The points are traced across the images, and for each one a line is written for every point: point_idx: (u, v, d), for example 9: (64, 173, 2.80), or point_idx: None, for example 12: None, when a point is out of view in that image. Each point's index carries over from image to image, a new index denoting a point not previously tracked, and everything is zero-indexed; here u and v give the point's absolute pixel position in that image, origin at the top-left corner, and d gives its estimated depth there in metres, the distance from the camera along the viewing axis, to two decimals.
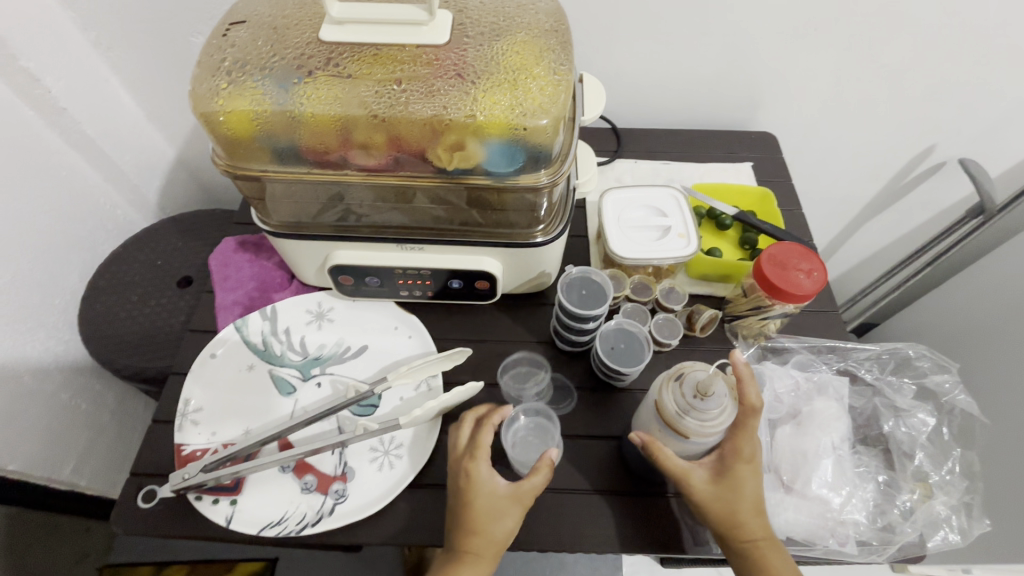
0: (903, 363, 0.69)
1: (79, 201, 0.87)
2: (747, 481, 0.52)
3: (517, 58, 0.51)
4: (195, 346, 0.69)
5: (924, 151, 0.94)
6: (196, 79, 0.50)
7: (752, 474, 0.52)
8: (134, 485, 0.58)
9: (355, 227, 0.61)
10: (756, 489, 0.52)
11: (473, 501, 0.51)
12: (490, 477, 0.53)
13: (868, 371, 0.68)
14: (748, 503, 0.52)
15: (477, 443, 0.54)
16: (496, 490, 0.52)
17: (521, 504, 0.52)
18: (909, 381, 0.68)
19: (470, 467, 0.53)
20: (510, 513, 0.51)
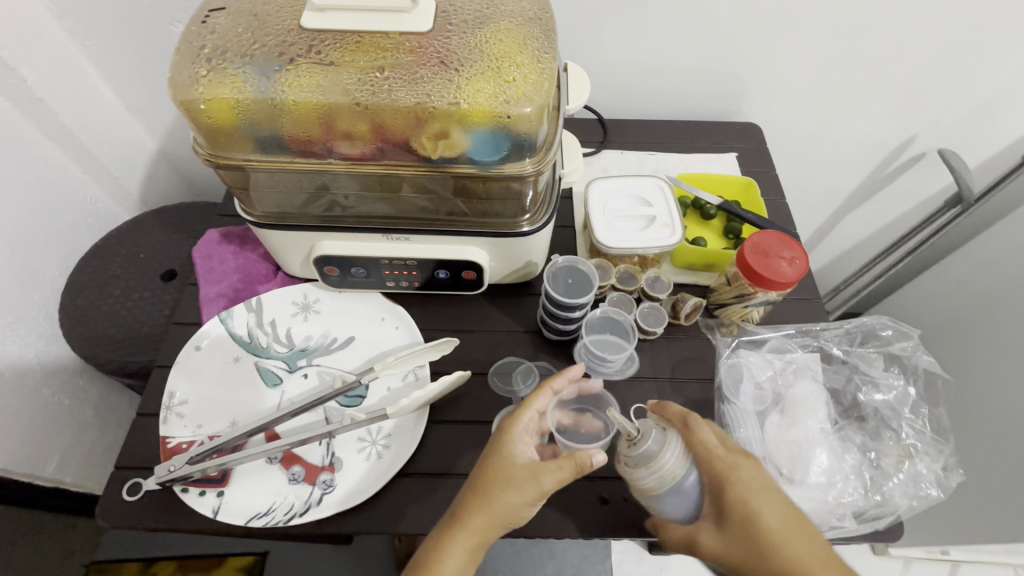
0: (868, 334, 0.70)
1: (57, 194, 0.85)
2: (771, 532, 0.47)
3: (500, 46, 0.51)
4: (179, 339, 0.68)
5: (905, 142, 0.95)
6: (175, 66, 0.49)
7: (773, 523, 0.48)
8: (118, 479, 0.58)
9: (340, 217, 0.60)
10: (777, 515, 0.48)
11: (493, 464, 0.51)
12: (521, 446, 0.52)
13: (839, 348, 0.69)
14: (772, 533, 0.47)
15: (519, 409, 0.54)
16: (518, 462, 0.51)
17: (535, 485, 0.49)
18: (875, 352, 0.69)
19: (503, 432, 0.53)
20: (523, 487, 0.49)
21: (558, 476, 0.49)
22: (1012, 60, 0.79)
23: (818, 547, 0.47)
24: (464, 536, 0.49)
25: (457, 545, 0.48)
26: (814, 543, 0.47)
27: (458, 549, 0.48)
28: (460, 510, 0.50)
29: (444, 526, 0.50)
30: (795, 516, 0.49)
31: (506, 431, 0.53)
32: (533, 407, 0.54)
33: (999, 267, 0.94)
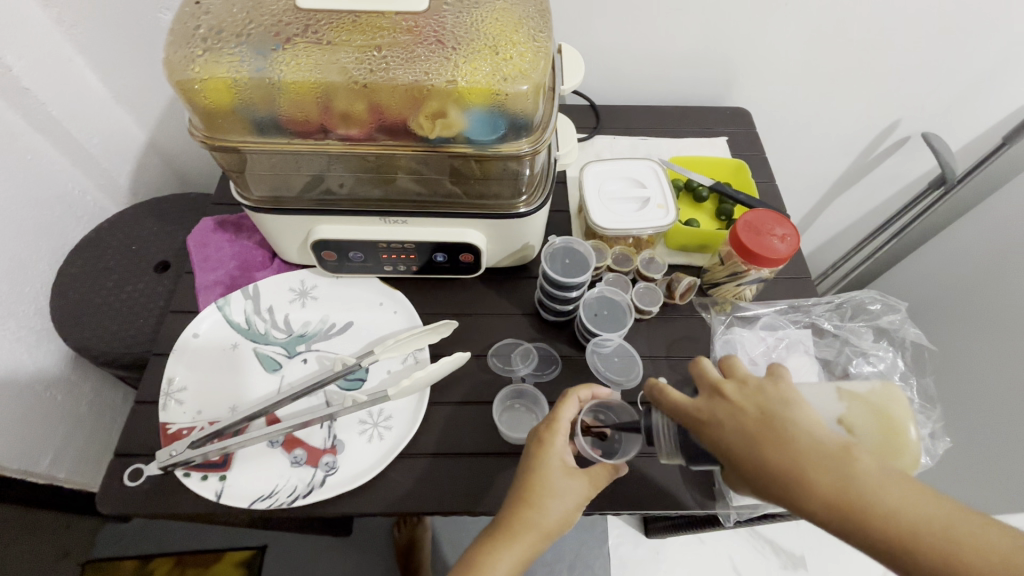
0: (857, 309, 0.72)
1: (46, 186, 0.84)
2: (742, 454, 0.41)
3: (496, 26, 0.51)
4: (176, 327, 0.68)
5: (891, 126, 0.97)
6: (169, 47, 0.49)
7: (739, 448, 0.41)
8: (119, 466, 0.57)
9: (337, 200, 0.61)
10: (734, 431, 0.41)
11: (541, 474, 0.52)
12: (564, 456, 0.53)
13: (829, 321, 0.70)
14: (739, 451, 0.41)
15: (556, 419, 0.54)
16: (565, 470, 0.52)
17: (584, 492, 0.52)
18: (864, 325, 0.70)
19: (546, 439, 0.53)
20: (575, 495, 0.51)
21: (601, 483, 0.53)
22: (993, 42, 0.81)
23: (802, 444, 0.39)
24: (516, 545, 0.50)
25: (515, 555, 0.50)
26: (798, 442, 0.39)
27: (515, 559, 0.50)
28: (511, 522, 0.50)
29: (492, 534, 0.51)
30: (768, 423, 0.41)
31: (548, 439, 0.53)
32: (564, 418, 0.54)
33: (982, 247, 0.97)
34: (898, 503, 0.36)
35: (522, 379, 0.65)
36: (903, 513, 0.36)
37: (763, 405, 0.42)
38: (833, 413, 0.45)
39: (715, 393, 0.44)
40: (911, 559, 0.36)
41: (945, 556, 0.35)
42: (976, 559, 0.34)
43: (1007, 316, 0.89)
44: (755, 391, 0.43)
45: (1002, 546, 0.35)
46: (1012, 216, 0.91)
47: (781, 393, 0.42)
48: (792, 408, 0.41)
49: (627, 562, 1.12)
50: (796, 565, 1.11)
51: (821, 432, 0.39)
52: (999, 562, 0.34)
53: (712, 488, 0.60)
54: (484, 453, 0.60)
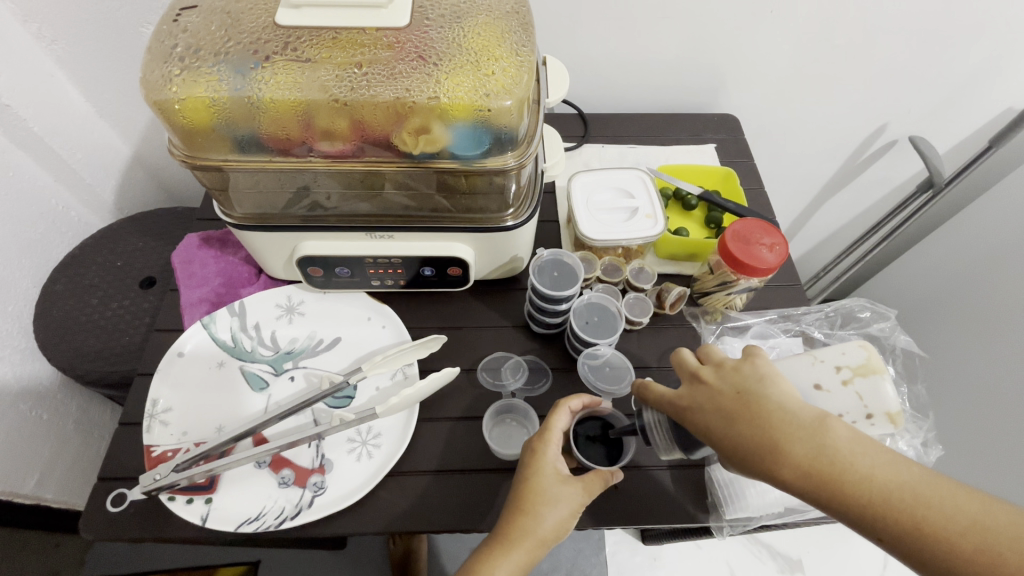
0: (847, 317, 0.72)
1: (28, 202, 0.83)
2: (723, 432, 0.42)
3: (479, 40, 0.51)
4: (161, 346, 0.67)
5: (878, 130, 0.97)
6: (147, 66, 0.48)
7: (720, 428, 0.42)
8: (102, 490, 0.56)
9: (322, 217, 0.60)
10: (715, 414, 0.43)
11: (535, 481, 0.52)
12: (558, 463, 0.53)
13: (819, 330, 0.70)
14: (719, 430, 0.42)
15: (548, 427, 0.54)
16: (559, 477, 0.52)
17: (579, 499, 0.51)
18: (854, 333, 0.70)
19: (538, 448, 0.53)
20: (571, 502, 0.51)
21: (596, 490, 0.52)
22: (977, 47, 0.82)
23: (777, 419, 0.40)
24: (515, 554, 0.49)
25: (514, 564, 0.49)
26: (774, 417, 0.41)
27: (514, 568, 0.49)
28: (508, 531, 0.50)
29: (490, 543, 0.50)
30: (745, 401, 0.42)
31: (541, 447, 0.54)
32: (555, 426, 0.54)
33: (969, 249, 0.97)
34: (867, 468, 0.38)
35: (513, 394, 0.64)
36: (873, 478, 0.38)
37: (740, 384, 0.43)
38: (812, 379, 0.48)
39: (696, 379, 0.46)
40: (881, 521, 0.37)
41: (912, 517, 0.37)
42: (939, 517, 0.36)
43: (997, 319, 0.89)
44: (732, 371, 0.44)
45: (961, 503, 0.37)
46: (1000, 219, 0.92)
47: (756, 371, 0.44)
48: (768, 385, 0.42)
49: (623, 569, 1.11)
50: (793, 569, 1.11)
51: (796, 406, 0.41)
52: (960, 520, 0.36)
53: (706, 500, 0.59)
54: (475, 469, 0.59)
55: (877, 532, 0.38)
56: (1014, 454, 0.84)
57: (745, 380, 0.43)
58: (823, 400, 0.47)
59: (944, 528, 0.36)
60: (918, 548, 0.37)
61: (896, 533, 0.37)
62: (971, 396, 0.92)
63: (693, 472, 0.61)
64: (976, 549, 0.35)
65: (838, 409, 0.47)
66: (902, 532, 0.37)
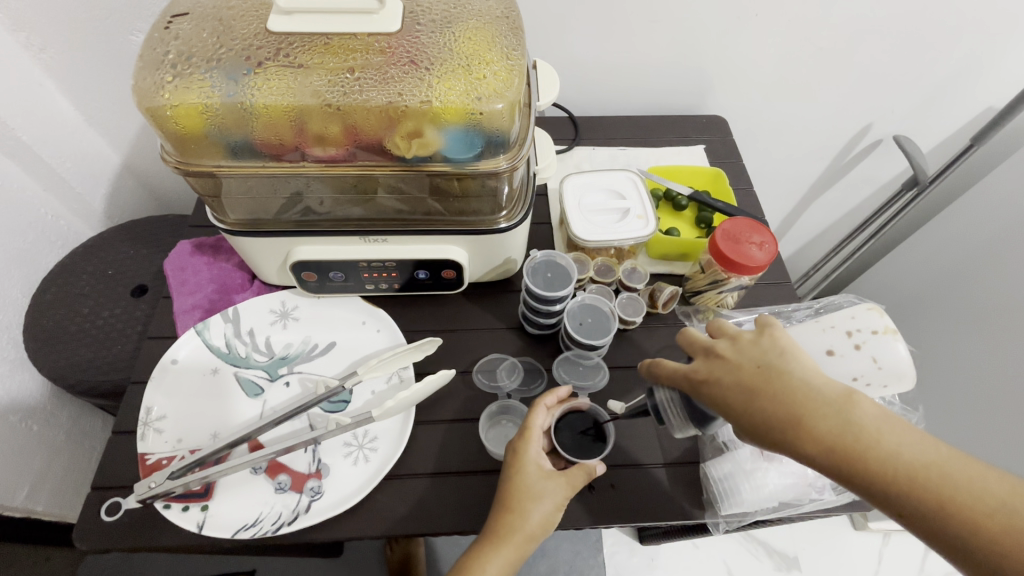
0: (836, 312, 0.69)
1: (16, 213, 0.82)
2: (744, 407, 0.43)
3: (469, 45, 0.52)
4: (154, 354, 0.66)
5: (862, 130, 0.99)
6: (138, 73, 0.49)
7: (742, 402, 0.44)
8: (96, 500, 0.56)
9: (317, 221, 0.60)
10: (735, 387, 0.44)
11: (520, 480, 0.52)
12: (540, 460, 0.53)
13: None
14: (735, 399, 0.44)
15: (528, 426, 0.55)
16: (543, 474, 0.53)
17: (564, 493, 0.52)
18: None
19: (520, 448, 0.54)
20: (555, 497, 0.52)
21: (578, 483, 0.53)
22: (957, 46, 0.83)
23: (801, 394, 0.42)
24: (505, 551, 0.50)
25: (503, 561, 0.50)
26: (798, 392, 0.42)
27: (504, 565, 0.50)
28: (497, 530, 0.51)
29: (481, 541, 0.51)
30: (766, 375, 0.44)
31: (523, 446, 0.54)
32: (536, 425, 0.55)
33: (955, 245, 0.99)
34: (892, 444, 0.40)
35: (508, 395, 0.64)
36: (896, 454, 0.40)
37: (760, 358, 0.45)
38: (824, 346, 0.52)
39: (712, 354, 0.47)
40: (906, 498, 0.39)
41: (937, 495, 0.39)
42: (963, 496, 0.38)
43: (984, 313, 0.91)
44: (751, 345, 0.46)
45: (985, 483, 0.39)
46: (984, 215, 0.93)
47: (776, 345, 0.45)
48: (788, 359, 0.44)
49: (622, 570, 1.11)
50: (789, 565, 1.11)
51: (820, 381, 0.43)
52: (987, 501, 0.38)
53: (701, 497, 0.60)
54: (472, 471, 0.59)
55: (896, 509, 0.40)
56: (1001, 445, 0.85)
57: (764, 354, 0.45)
58: (835, 364, 0.51)
59: (969, 507, 0.38)
60: (941, 524, 0.39)
61: (916, 509, 0.39)
62: (962, 391, 0.94)
63: (689, 468, 0.61)
64: (998, 527, 0.37)
65: (851, 371, 0.51)
66: (924, 508, 0.39)
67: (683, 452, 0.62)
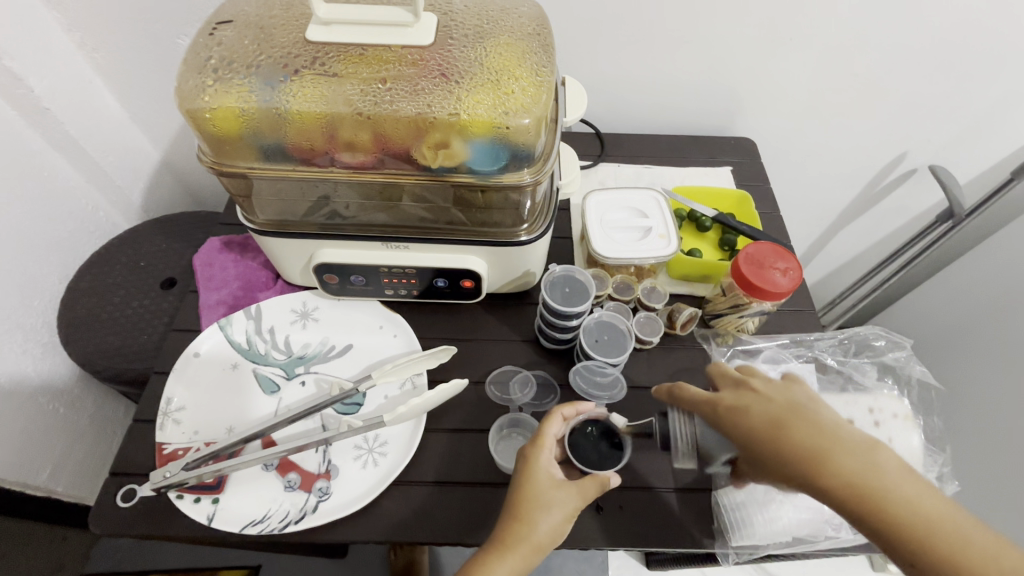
0: (861, 345, 0.69)
1: (59, 203, 0.86)
2: (768, 436, 0.43)
3: (500, 60, 0.52)
4: (178, 346, 0.68)
5: (896, 158, 0.97)
6: (182, 76, 0.51)
7: (766, 431, 0.44)
8: (113, 485, 0.57)
9: (342, 225, 0.61)
10: (762, 418, 0.45)
11: (530, 487, 0.51)
12: (551, 469, 0.53)
13: (832, 357, 0.67)
14: (761, 428, 0.44)
15: (541, 433, 0.55)
16: (554, 482, 0.52)
17: (575, 503, 0.51)
18: (869, 362, 0.67)
19: (531, 455, 0.53)
20: (566, 507, 0.51)
21: (591, 493, 0.52)
22: (999, 77, 0.81)
23: (827, 431, 0.42)
24: (511, 560, 0.49)
25: (509, 571, 0.49)
26: (824, 429, 0.42)
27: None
28: (503, 537, 0.50)
29: (488, 548, 0.50)
30: (794, 412, 0.44)
31: (535, 453, 0.53)
32: (550, 432, 0.55)
33: (992, 281, 0.95)
34: (915, 492, 0.39)
35: (520, 408, 0.64)
36: (918, 504, 0.39)
37: (788, 397, 0.45)
38: None
39: (742, 386, 0.48)
40: (920, 551, 0.38)
41: (953, 552, 0.37)
42: (984, 558, 0.36)
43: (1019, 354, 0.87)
44: (781, 385, 0.47)
45: (1010, 551, 0.37)
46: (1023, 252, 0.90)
47: (805, 392, 0.46)
48: (816, 403, 0.45)
49: None
50: None
51: (846, 425, 0.43)
52: (1008, 565, 0.36)
53: (712, 526, 0.58)
54: (478, 482, 0.59)
55: (922, 572, 0.38)
56: None
57: (792, 394, 0.45)
58: None
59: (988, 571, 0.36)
60: None
61: (929, 564, 0.37)
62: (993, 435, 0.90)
63: (701, 496, 0.60)
64: None
65: None
66: (939, 565, 0.37)
67: (696, 478, 0.61)
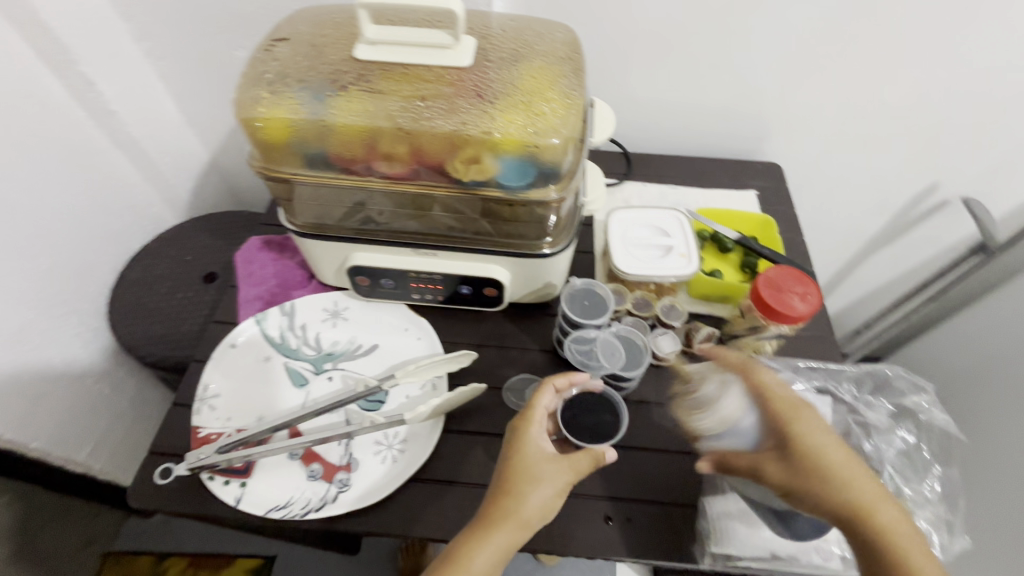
0: (882, 383, 0.67)
1: (117, 198, 0.92)
2: (838, 463, 0.51)
3: (533, 82, 0.55)
4: (217, 337, 0.73)
5: (927, 189, 0.96)
6: (241, 88, 0.55)
7: (838, 458, 0.51)
8: (152, 463, 0.61)
9: (375, 231, 0.65)
10: (834, 446, 0.52)
11: (521, 462, 0.53)
12: (541, 443, 0.54)
13: (847, 390, 0.66)
14: (833, 451, 0.52)
15: (531, 408, 0.56)
16: (544, 456, 0.54)
17: (565, 478, 0.53)
18: (886, 402, 0.66)
19: (522, 429, 0.55)
20: (555, 480, 0.52)
21: (582, 467, 0.54)
22: None
23: (878, 484, 0.51)
24: (501, 533, 0.50)
25: (499, 545, 0.50)
26: (876, 483, 0.51)
27: (500, 548, 0.50)
28: (493, 509, 0.51)
29: (478, 519, 0.52)
30: (855, 458, 0.52)
31: (525, 428, 0.55)
32: (541, 405, 0.56)
33: None
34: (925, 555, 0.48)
35: None
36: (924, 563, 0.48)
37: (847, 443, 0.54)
38: None
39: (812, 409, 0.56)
40: None
41: None
42: None
43: None
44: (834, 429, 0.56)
45: None
46: None
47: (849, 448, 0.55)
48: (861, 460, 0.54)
49: None
50: None
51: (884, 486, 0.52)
52: None
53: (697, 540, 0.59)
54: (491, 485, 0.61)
55: None
56: None
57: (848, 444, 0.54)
58: None
59: None
60: None
61: None
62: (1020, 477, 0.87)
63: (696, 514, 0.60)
64: None
65: None
66: None
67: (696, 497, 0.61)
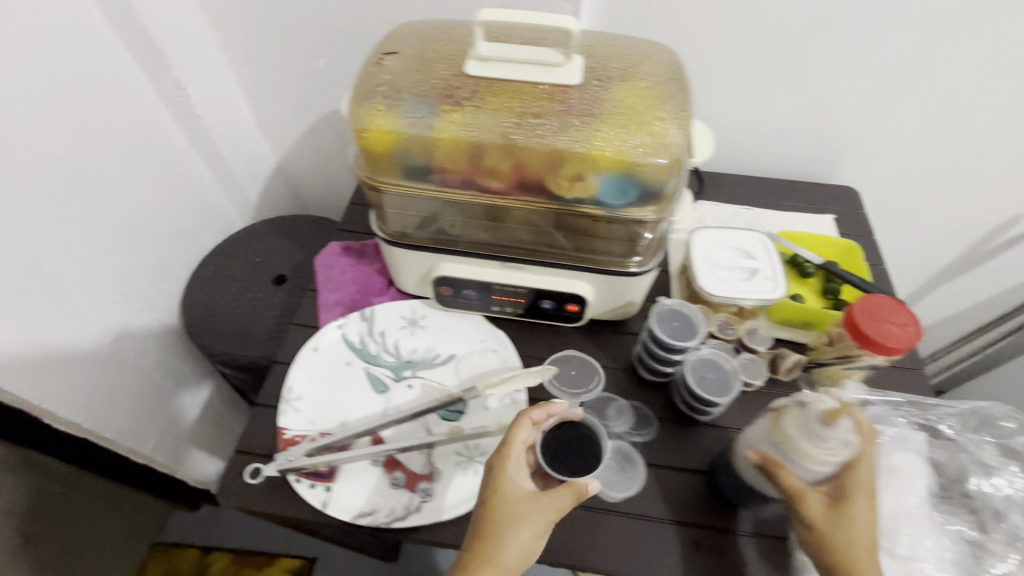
0: (985, 422, 0.65)
1: (194, 197, 0.95)
2: (861, 546, 0.49)
3: (640, 102, 0.55)
4: (297, 339, 0.74)
5: (1012, 219, 0.93)
6: (354, 99, 0.56)
7: (865, 544, 0.49)
8: (238, 462, 0.62)
9: (465, 242, 0.65)
10: (872, 532, 0.50)
11: (499, 502, 0.52)
12: (519, 482, 0.53)
13: (949, 427, 0.64)
14: (866, 536, 0.50)
15: (506, 444, 0.55)
16: (522, 496, 0.52)
17: (544, 518, 0.51)
18: (991, 441, 0.64)
19: (499, 467, 0.54)
20: (533, 521, 0.51)
21: (565, 505, 0.51)
22: None
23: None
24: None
25: None
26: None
27: None
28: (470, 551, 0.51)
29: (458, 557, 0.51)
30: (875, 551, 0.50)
31: (502, 466, 0.54)
32: (517, 440, 0.55)
33: None
34: None
35: (618, 436, 0.65)
36: None
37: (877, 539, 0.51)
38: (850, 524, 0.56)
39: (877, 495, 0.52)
40: None
41: None
42: None
43: None
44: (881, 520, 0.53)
45: None
46: None
47: None
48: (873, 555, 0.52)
49: None
50: None
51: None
52: None
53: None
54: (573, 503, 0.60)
55: None
56: None
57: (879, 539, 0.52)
58: None
59: None
60: None
61: None
62: None
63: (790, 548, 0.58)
64: None
65: None
66: None
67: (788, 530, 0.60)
